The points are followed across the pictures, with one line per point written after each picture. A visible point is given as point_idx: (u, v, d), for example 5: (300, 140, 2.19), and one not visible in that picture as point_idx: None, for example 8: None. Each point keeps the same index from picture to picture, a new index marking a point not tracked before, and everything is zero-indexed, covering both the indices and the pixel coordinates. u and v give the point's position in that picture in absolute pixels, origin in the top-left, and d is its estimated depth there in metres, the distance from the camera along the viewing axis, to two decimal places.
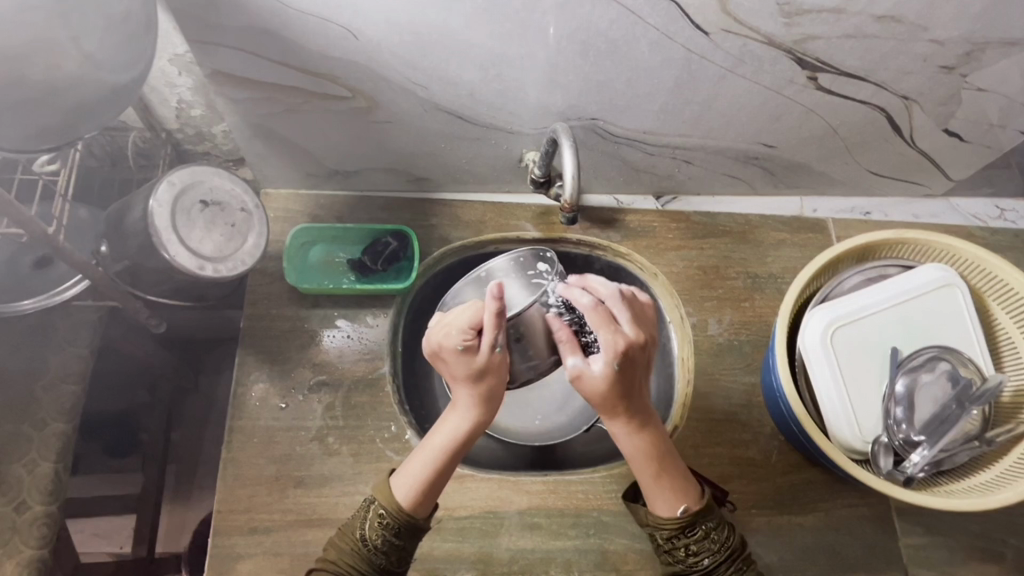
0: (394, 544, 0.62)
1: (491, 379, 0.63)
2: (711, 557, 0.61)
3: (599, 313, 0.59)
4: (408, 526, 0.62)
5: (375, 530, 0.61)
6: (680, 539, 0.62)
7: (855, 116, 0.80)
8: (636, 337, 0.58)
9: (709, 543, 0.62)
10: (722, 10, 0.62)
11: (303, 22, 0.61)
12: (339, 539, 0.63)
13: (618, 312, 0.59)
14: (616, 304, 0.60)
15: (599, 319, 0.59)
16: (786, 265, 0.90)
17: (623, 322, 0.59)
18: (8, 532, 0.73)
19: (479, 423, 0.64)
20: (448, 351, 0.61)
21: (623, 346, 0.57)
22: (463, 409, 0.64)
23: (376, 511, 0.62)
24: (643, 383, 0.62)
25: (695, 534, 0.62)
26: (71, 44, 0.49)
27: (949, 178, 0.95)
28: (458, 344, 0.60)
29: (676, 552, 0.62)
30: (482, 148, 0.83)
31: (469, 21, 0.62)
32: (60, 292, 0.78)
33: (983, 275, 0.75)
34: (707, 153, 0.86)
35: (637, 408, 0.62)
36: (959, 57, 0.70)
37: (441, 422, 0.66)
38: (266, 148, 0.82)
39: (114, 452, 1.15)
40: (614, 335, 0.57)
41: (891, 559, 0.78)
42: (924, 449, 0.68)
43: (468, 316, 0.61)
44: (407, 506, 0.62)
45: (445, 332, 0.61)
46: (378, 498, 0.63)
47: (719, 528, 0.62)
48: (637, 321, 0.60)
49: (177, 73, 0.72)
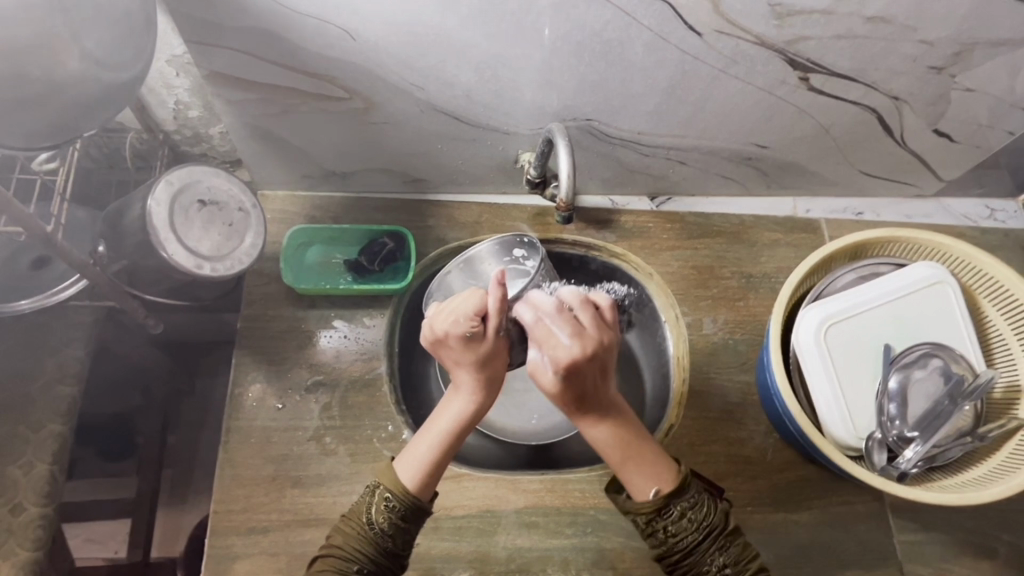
0: (400, 526, 0.61)
1: (494, 364, 0.64)
2: (691, 537, 0.61)
3: (540, 330, 0.60)
4: (414, 508, 0.62)
5: (381, 513, 0.61)
6: (658, 521, 0.62)
7: (847, 116, 0.81)
8: (579, 351, 0.58)
9: (686, 522, 0.61)
10: (714, 11, 0.63)
11: (301, 22, 0.62)
12: (343, 524, 0.62)
13: (557, 328, 0.59)
14: (554, 321, 0.60)
15: (541, 336, 0.60)
16: (779, 264, 0.91)
17: (563, 337, 0.58)
18: (4, 534, 0.73)
19: (482, 404, 0.65)
20: (455, 338, 0.61)
21: (563, 360, 0.58)
22: (466, 392, 0.65)
23: (382, 494, 0.62)
24: (601, 381, 0.62)
25: (672, 515, 0.62)
26: (71, 43, 0.50)
27: (939, 178, 0.96)
28: (465, 330, 0.61)
29: (657, 535, 0.62)
30: (478, 149, 0.84)
31: (466, 22, 0.63)
32: (57, 292, 0.77)
33: (974, 273, 0.76)
34: (701, 154, 0.87)
35: (595, 402, 0.63)
36: (948, 57, 0.71)
37: (444, 404, 0.66)
38: (263, 149, 0.83)
39: (109, 455, 1.14)
40: (553, 351, 0.58)
41: (885, 555, 0.78)
42: (917, 444, 0.69)
43: (472, 303, 0.62)
44: (413, 489, 0.62)
45: (452, 320, 0.61)
46: (383, 482, 0.62)
47: (697, 507, 0.62)
48: (583, 331, 0.59)
49: (175, 74, 0.73)
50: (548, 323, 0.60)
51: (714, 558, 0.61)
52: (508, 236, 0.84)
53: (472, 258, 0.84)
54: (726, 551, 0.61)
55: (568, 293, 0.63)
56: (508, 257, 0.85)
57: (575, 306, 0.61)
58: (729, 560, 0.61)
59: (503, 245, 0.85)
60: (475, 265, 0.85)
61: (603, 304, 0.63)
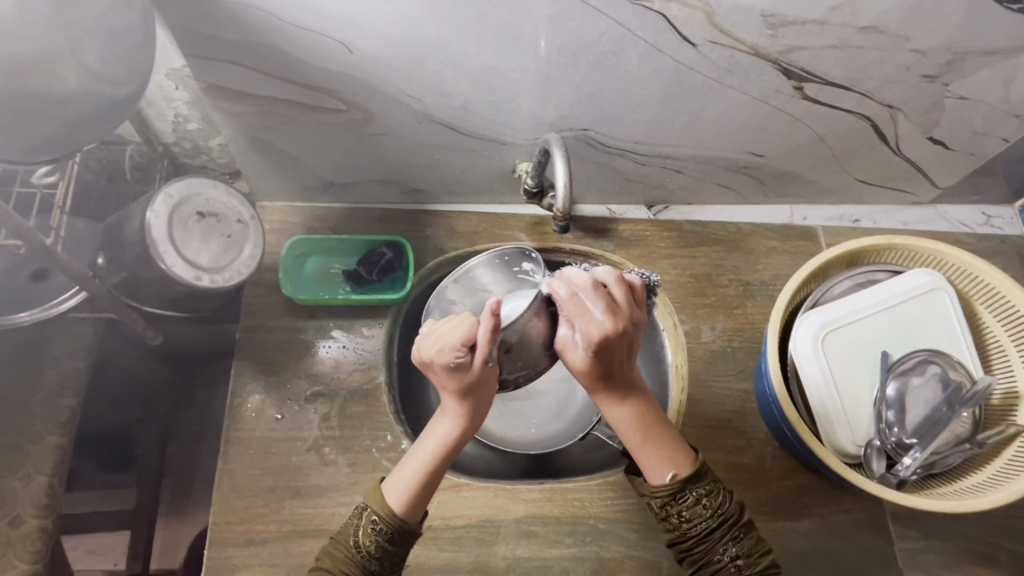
0: (388, 549, 0.61)
1: (483, 391, 0.62)
2: (705, 523, 0.61)
3: (572, 307, 0.56)
4: (401, 531, 0.62)
5: (368, 536, 0.61)
6: (673, 506, 0.62)
7: (842, 125, 0.82)
8: (612, 327, 0.55)
9: (701, 509, 0.61)
10: (708, 22, 0.64)
11: (299, 37, 0.63)
12: (332, 547, 0.62)
13: (592, 305, 0.56)
14: (589, 296, 0.56)
15: (572, 312, 0.56)
16: (777, 272, 0.91)
17: (599, 314, 0.55)
18: (2, 547, 0.72)
19: (466, 432, 0.64)
20: (440, 367, 0.59)
21: (596, 338, 0.55)
22: (453, 415, 0.64)
23: (369, 517, 0.61)
24: (630, 359, 0.60)
25: (687, 500, 0.61)
26: (72, 59, 0.50)
27: (935, 186, 0.97)
28: (451, 361, 0.58)
29: (672, 520, 0.62)
30: (475, 160, 0.85)
31: (461, 35, 0.63)
32: (57, 304, 0.79)
33: (970, 279, 0.76)
34: (697, 162, 0.87)
35: (622, 380, 0.61)
36: (941, 66, 0.72)
37: (430, 430, 0.65)
38: (262, 161, 0.83)
39: (109, 467, 1.14)
40: (587, 328, 0.55)
41: (886, 563, 0.78)
42: (915, 453, 0.69)
43: (460, 332, 0.58)
44: (400, 512, 0.62)
45: (438, 348, 0.59)
46: (371, 505, 0.62)
47: (712, 494, 0.62)
48: (617, 308, 0.56)
49: (174, 88, 0.74)
50: (582, 299, 0.56)
51: (727, 547, 0.60)
52: (514, 248, 0.82)
53: (471, 273, 0.83)
54: (740, 540, 0.61)
55: (602, 268, 0.58)
56: (515, 268, 0.83)
57: (608, 280, 0.57)
58: (742, 551, 0.60)
59: (511, 257, 0.82)
60: (476, 279, 0.84)
61: (634, 282, 0.59)
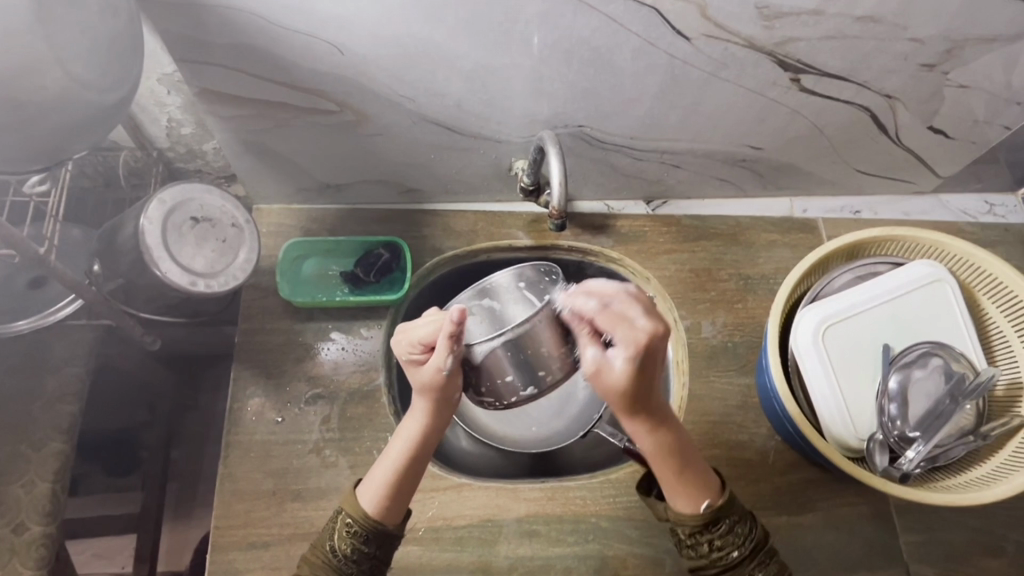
0: (365, 552, 0.61)
1: (446, 393, 0.61)
2: (737, 550, 0.61)
3: (607, 317, 0.54)
4: (377, 533, 0.61)
5: (345, 540, 0.61)
6: (704, 535, 0.62)
7: (841, 116, 0.81)
8: (656, 329, 0.53)
9: (733, 537, 0.61)
10: (702, 16, 0.63)
11: (291, 39, 0.62)
12: (311, 554, 0.61)
13: (629, 311, 0.54)
14: (624, 303, 0.54)
15: (609, 321, 0.54)
16: (777, 265, 0.91)
17: (635, 318, 0.53)
18: (7, 554, 0.73)
19: (434, 426, 0.63)
20: (404, 358, 0.61)
21: (641, 343, 0.52)
22: (420, 414, 0.63)
23: (344, 521, 0.61)
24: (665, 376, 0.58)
25: (719, 530, 0.61)
26: (61, 69, 0.50)
27: (937, 175, 0.96)
28: (409, 354, 0.60)
29: (699, 548, 0.62)
30: (471, 158, 0.84)
31: (452, 34, 0.63)
32: (54, 312, 0.81)
33: (972, 270, 0.75)
34: (696, 156, 0.86)
35: (657, 407, 0.60)
36: (940, 55, 0.71)
37: (399, 428, 0.65)
38: (257, 163, 0.83)
39: (113, 471, 1.14)
40: (628, 333, 0.53)
41: (891, 556, 0.77)
42: (919, 445, 0.68)
43: (425, 331, 0.59)
44: (375, 513, 0.62)
45: (404, 336, 0.61)
46: (345, 508, 0.62)
47: (742, 522, 0.62)
48: (651, 310, 0.54)
49: (166, 92, 0.74)
50: (616, 309, 0.54)
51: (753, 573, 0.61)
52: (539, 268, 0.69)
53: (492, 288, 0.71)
54: (766, 566, 0.62)
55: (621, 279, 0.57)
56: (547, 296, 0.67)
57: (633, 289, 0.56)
58: None
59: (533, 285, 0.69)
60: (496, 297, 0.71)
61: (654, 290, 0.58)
